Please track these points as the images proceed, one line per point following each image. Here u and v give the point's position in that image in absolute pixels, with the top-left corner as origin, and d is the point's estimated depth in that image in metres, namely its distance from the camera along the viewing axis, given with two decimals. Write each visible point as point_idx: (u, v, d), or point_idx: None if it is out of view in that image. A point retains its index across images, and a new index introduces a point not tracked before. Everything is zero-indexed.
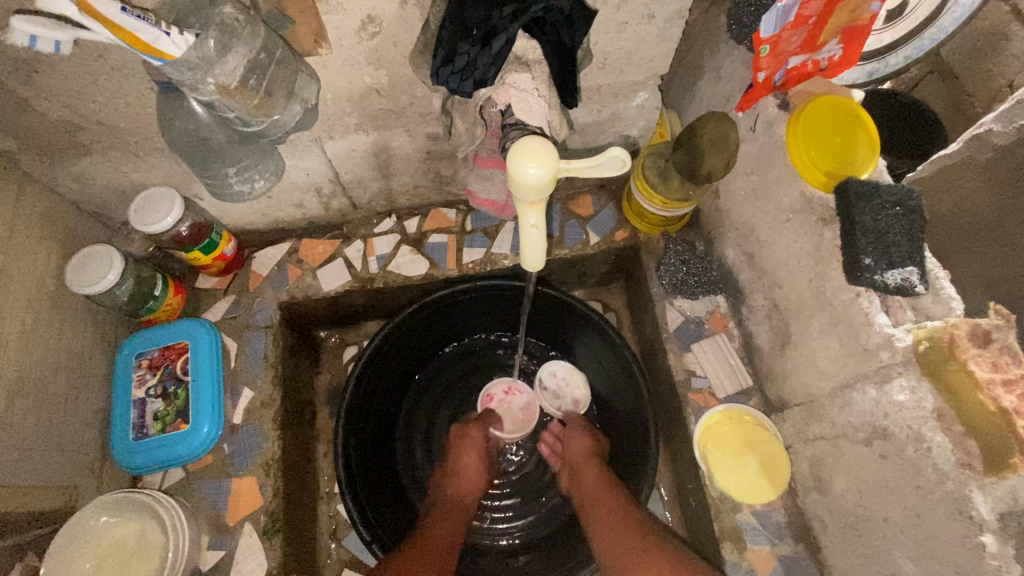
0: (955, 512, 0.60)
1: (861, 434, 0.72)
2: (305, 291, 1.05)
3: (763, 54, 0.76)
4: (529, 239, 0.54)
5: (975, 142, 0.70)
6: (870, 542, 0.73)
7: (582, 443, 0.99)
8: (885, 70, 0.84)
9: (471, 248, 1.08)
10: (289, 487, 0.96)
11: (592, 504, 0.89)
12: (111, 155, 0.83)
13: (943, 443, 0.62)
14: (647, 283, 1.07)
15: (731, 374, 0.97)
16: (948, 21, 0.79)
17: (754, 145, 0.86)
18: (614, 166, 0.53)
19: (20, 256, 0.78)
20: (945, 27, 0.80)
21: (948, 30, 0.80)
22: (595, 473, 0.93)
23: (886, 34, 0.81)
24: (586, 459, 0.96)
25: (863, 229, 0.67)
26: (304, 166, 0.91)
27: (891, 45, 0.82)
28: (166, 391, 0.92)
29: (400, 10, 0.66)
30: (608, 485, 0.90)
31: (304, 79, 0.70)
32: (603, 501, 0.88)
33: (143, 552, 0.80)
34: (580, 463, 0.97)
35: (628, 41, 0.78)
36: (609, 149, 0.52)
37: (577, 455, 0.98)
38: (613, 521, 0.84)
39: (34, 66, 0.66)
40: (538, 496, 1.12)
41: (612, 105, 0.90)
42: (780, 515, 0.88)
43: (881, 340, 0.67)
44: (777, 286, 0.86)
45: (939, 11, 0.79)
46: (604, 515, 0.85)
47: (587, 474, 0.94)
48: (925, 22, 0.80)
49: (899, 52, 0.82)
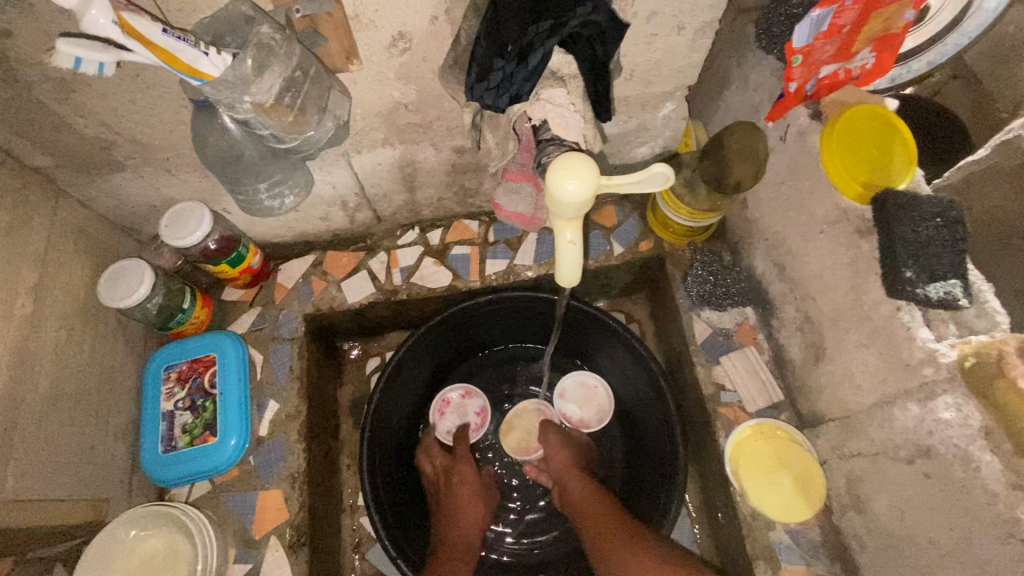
0: (1005, 536, 0.58)
1: (903, 452, 0.69)
2: (330, 303, 1.05)
3: (794, 65, 0.75)
4: (565, 255, 0.53)
5: (1004, 146, 0.75)
6: (913, 563, 0.70)
7: (564, 457, 1.02)
8: (908, 76, 0.83)
9: (494, 259, 1.08)
10: (314, 500, 0.95)
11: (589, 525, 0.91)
12: (143, 172, 0.84)
13: (992, 463, 0.59)
14: (673, 293, 1.06)
15: (762, 388, 0.95)
16: (972, 26, 0.79)
17: (785, 155, 0.85)
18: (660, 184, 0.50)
19: (54, 272, 0.79)
20: (970, 31, 0.79)
21: (973, 34, 0.80)
22: (586, 488, 0.96)
23: (909, 39, 0.81)
24: (572, 471, 1.00)
25: (904, 242, 0.66)
26: (331, 180, 0.92)
27: (913, 50, 0.81)
28: (195, 404, 0.92)
29: (431, 26, 0.66)
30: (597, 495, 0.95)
31: (336, 96, 0.71)
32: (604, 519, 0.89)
33: (171, 567, 0.80)
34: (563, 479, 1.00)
35: (657, 52, 0.77)
36: (655, 166, 0.50)
37: (562, 470, 1.01)
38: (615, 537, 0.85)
39: (72, 85, 0.67)
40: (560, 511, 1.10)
41: (639, 115, 0.90)
42: (814, 534, 0.85)
43: (924, 355, 0.65)
44: (810, 298, 0.84)
45: (964, 14, 0.78)
46: (602, 532, 0.87)
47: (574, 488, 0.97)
48: (950, 25, 0.79)
49: (922, 58, 0.82)
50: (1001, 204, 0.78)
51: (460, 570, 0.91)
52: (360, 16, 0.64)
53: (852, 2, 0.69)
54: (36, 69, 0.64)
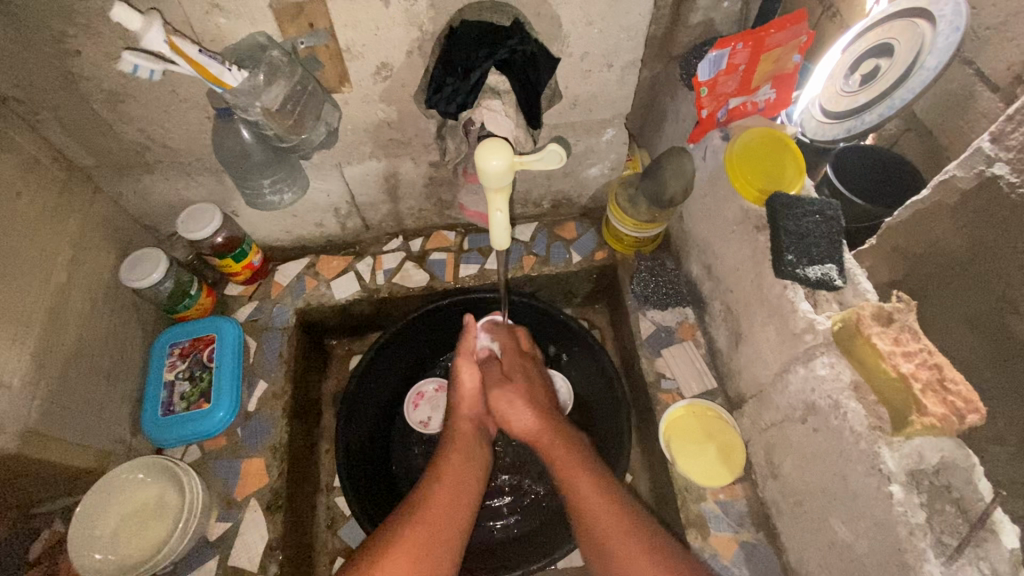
0: (870, 468, 0.69)
1: (799, 413, 0.81)
2: (320, 299, 1.19)
3: (704, 95, 0.93)
4: (495, 220, 0.71)
5: (943, 186, 0.73)
6: (813, 515, 0.80)
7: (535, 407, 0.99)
8: (861, 127, 0.81)
9: (467, 264, 1.23)
10: (292, 471, 1.05)
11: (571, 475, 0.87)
12: (168, 174, 1.00)
13: (858, 409, 0.71)
14: (623, 295, 1.19)
15: (698, 376, 1.06)
16: (916, 81, 0.73)
17: (706, 171, 1.01)
18: (554, 159, 0.70)
19: (86, 252, 0.94)
20: (913, 87, 0.73)
21: (917, 90, 0.73)
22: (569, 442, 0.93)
23: (862, 95, 0.81)
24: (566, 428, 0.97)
25: (786, 232, 0.80)
26: (325, 187, 1.08)
27: (866, 104, 0.80)
28: (194, 375, 1.05)
29: (408, 58, 0.84)
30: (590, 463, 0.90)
31: (330, 108, 0.88)
32: (581, 473, 0.87)
33: (159, 515, 0.90)
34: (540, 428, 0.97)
35: (594, 85, 0.95)
36: (549, 145, 0.69)
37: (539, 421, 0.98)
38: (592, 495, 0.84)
39: (120, 97, 0.85)
40: (536, 482, 1.13)
41: (586, 139, 1.07)
42: (741, 504, 0.94)
43: (806, 324, 0.79)
44: (730, 291, 0.98)
45: (911, 70, 0.75)
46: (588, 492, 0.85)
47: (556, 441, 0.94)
48: (895, 83, 0.76)
49: (875, 109, 0.78)
50: (946, 239, 0.75)
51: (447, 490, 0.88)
52: (350, 49, 0.82)
53: (742, 47, 0.86)
54: (94, 82, 0.82)
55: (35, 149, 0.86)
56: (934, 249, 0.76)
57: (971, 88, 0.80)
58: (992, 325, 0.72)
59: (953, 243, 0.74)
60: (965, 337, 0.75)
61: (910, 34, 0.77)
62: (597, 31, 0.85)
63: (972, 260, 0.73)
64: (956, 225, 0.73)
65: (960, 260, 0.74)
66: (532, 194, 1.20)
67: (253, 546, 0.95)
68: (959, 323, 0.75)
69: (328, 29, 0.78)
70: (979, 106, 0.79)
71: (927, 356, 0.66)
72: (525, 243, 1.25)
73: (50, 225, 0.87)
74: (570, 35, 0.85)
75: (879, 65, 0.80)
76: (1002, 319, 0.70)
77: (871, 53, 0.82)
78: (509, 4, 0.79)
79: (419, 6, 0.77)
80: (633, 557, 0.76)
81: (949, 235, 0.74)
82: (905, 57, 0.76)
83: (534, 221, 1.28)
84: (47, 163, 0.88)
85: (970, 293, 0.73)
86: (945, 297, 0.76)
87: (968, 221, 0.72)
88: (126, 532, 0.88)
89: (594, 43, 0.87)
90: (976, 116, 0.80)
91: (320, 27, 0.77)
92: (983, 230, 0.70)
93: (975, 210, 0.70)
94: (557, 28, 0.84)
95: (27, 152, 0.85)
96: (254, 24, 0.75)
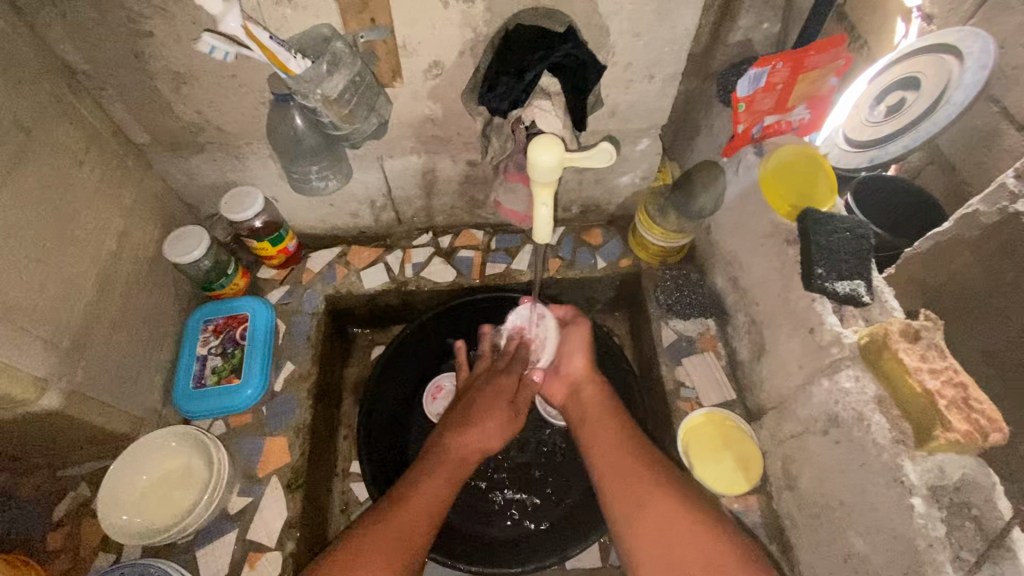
0: (890, 480, 0.70)
1: (821, 425, 0.83)
2: (349, 287, 1.21)
3: (741, 110, 0.96)
4: (539, 215, 0.76)
5: (965, 222, 0.75)
6: (830, 528, 0.81)
7: (583, 359, 1.02)
8: (885, 157, 0.84)
9: (494, 263, 1.25)
10: (314, 452, 1.07)
11: (595, 433, 0.92)
12: (217, 156, 1.04)
13: (881, 422, 0.73)
14: (646, 303, 1.20)
15: (717, 387, 1.08)
16: (943, 115, 0.76)
17: (737, 186, 1.03)
18: (604, 158, 0.73)
19: (136, 224, 0.98)
20: (939, 121, 0.76)
21: (942, 124, 0.76)
22: (599, 395, 0.98)
23: (887, 127, 0.85)
24: (588, 377, 1.01)
25: (817, 247, 0.81)
26: (364, 179, 1.12)
27: (891, 134, 0.84)
28: (225, 351, 1.08)
29: (459, 58, 0.89)
30: (608, 407, 0.95)
31: (382, 101, 0.92)
32: (606, 437, 0.91)
33: (185, 482, 0.93)
34: (580, 381, 1.01)
35: (634, 95, 0.99)
36: (600, 145, 0.73)
37: (580, 373, 1.01)
38: (612, 443, 0.89)
39: (184, 78, 0.89)
40: (546, 486, 1.13)
41: (621, 146, 1.10)
42: (755, 515, 0.95)
43: (832, 337, 0.80)
44: (755, 304, 1.00)
45: (937, 105, 0.77)
46: (605, 446, 0.89)
47: (589, 394, 0.99)
48: (921, 116, 0.79)
49: (899, 141, 0.82)
50: (966, 272, 0.76)
51: (437, 488, 0.86)
52: (407, 47, 0.86)
53: (782, 66, 0.89)
54: (162, 63, 0.86)
55: (97, 122, 0.91)
56: (954, 282, 0.77)
57: (995, 125, 0.80)
58: (1013, 361, 0.72)
59: (973, 276, 0.75)
60: (983, 366, 0.76)
61: (938, 69, 0.79)
62: (642, 43, 0.89)
63: (992, 292, 0.73)
64: (978, 259, 0.74)
65: (979, 292, 0.74)
66: (562, 198, 1.23)
67: (272, 522, 0.96)
68: (977, 355, 0.76)
69: (388, 26, 0.82)
70: (1003, 142, 0.78)
71: (952, 375, 0.68)
72: (552, 246, 1.28)
73: (106, 196, 0.92)
74: (616, 46, 0.89)
75: (905, 98, 0.83)
76: (1022, 357, 0.70)
77: (897, 84, 0.85)
78: (563, 11, 0.83)
79: (476, 10, 0.82)
80: (650, 497, 0.81)
81: (969, 269, 0.75)
82: (931, 92, 0.79)
83: (562, 225, 1.31)
84: (107, 137, 0.93)
85: (989, 322, 0.74)
86: (967, 329, 0.77)
87: (988, 255, 0.72)
88: (153, 496, 0.91)
89: (638, 54, 0.91)
90: (1000, 155, 0.79)
91: (380, 23, 0.82)
92: (1002, 264, 0.71)
93: (997, 246, 0.71)
94: (605, 38, 0.88)
95: (90, 126, 0.90)
96: (319, 16, 0.79)
